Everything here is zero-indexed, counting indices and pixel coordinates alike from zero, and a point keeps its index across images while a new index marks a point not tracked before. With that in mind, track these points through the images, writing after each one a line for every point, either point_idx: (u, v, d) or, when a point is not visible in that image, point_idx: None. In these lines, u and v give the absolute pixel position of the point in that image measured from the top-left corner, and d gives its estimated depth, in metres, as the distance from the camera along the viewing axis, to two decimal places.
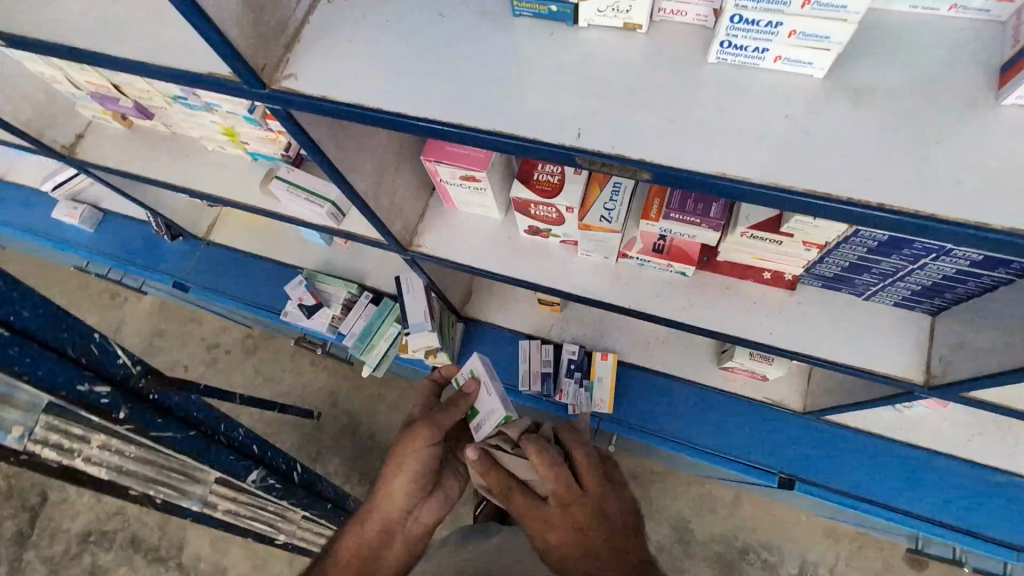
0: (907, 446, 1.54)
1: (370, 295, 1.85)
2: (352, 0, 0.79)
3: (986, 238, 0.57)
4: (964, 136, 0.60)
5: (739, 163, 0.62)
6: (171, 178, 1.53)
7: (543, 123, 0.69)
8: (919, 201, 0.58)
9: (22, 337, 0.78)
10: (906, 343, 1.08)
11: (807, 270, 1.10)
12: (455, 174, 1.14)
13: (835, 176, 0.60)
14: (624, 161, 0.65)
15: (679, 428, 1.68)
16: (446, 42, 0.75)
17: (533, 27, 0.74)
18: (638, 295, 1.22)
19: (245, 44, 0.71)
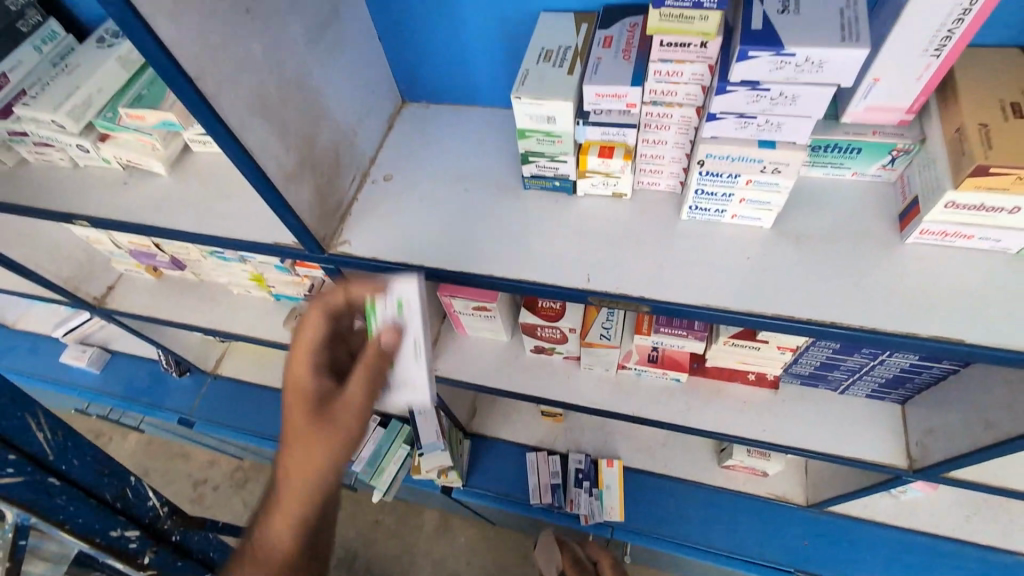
0: (911, 533, 1.59)
1: (378, 418, 1.92)
2: (392, 181, 0.99)
3: (920, 345, 0.72)
4: (886, 267, 0.78)
5: (718, 296, 0.79)
6: (197, 320, 1.65)
7: (557, 271, 0.85)
8: (862, 319, 0.74)
9: None
10: (884, 431, 1.20)
11: (786, 370, 1.23)
12: (468, 305, 1.30)
13: (795, 303, 0.77)
14: (627, 298, 0.81)
15: (691, 532, 1.70)
16: (470, 211, 0.94)
17: (541, 197, 0.93)
18: (639, 403, 1.33)
19: (313, 223, 0.88)
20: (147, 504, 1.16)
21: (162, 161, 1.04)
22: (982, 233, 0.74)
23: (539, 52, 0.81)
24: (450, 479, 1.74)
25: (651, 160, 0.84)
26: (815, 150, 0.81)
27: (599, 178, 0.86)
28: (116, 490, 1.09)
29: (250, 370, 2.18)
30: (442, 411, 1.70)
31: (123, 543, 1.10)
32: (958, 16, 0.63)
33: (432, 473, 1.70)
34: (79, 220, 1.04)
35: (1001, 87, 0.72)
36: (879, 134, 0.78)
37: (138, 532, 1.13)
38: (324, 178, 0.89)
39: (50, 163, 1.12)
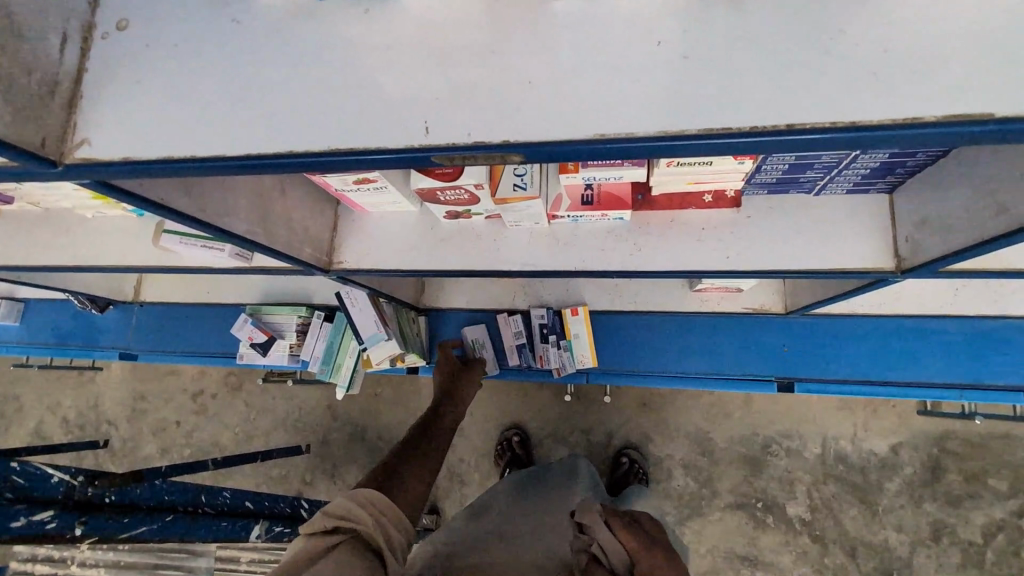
0: (894, 317, 1.50)
1: (322, 313, 1.75)
2: (128, 30, 0.65)
3: (917, 134, 0.47)
4: (864, 14, 0.50)
5: (617, 116, 0.52)
6: (60, 258, 1.38)
7: (384, 126, 0.57)
8: (830, 111, 0.48)
9: None
10: (869, 230, 1.00)
11: (749, 182, 0.99)
12: (346, 180, 1.01)
13: (730, 104, 0.50)
14: (488, 148, 0.55)
15: (669, 361, 1.62)
16: (249, 54, 0.62)
17: (347, 8, 0.61)
18: (582, 253, 1.11)
19: (5, 124, 0.57)
20: (54, 481, 1.06)
21: None
22: None
23: None
24: (410, 361, 1.63)
25: None
26: None
27: None
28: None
29: (173, 289, 1.97)
30: (380, 298, 1.51)
31: (38, 526, 1.00)
32: None
33: (387, 362, 1.58)
34: None
35: None
36: None
37: (52, 511, 1.02)
38: None
39: None
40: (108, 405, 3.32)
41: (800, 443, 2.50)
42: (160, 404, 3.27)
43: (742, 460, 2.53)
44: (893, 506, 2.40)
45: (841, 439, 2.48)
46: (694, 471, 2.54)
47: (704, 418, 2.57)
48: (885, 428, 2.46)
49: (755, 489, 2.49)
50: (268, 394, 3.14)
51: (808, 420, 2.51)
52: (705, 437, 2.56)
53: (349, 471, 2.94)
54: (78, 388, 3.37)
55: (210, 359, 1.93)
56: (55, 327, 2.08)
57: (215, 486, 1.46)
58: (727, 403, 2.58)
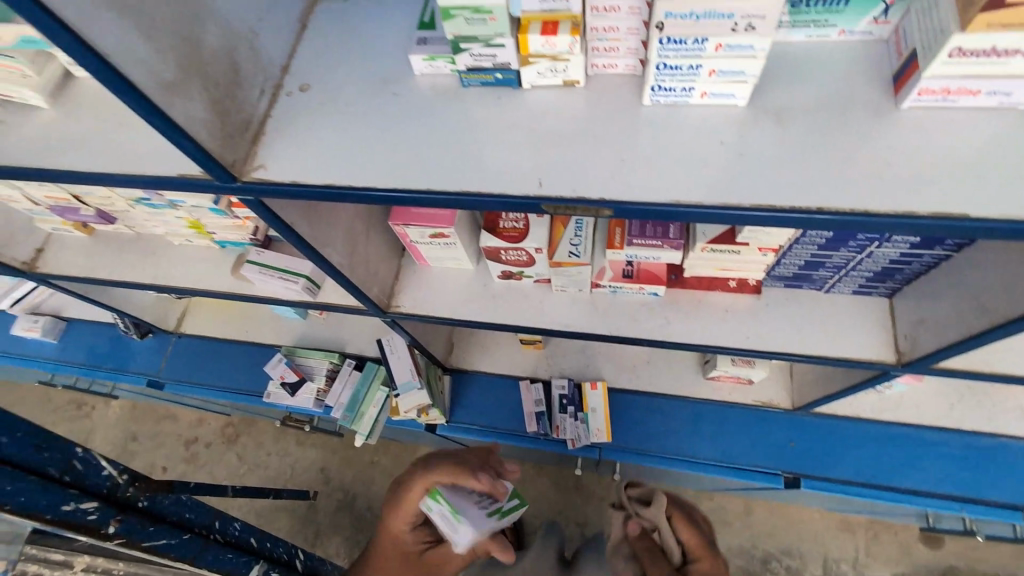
0: (894, 425, 1.60)
1: (353, 363, 1.85)
2: (309, 92, 0.85)
3: (915, 224, 0.63)
4: (878, 140, 0.67)
5: (688, 190, 0.69)
6: (138, 276, 1.52)
7: (504, 179, 0.74)
8: (849, 201, 0.65)
9: (10, 469, 0.95)
10: (872, 327, 1.14)
11: (769, 273, 1.16)
12: (424, 234, 1.18)
13: (775, 191, 0.67)
14: (583, 203, 0.71)
15: (680, 445, 1.69)
16: (401, 119, 0.80)
17: (483, 94, 0.80)
18: (617, 321, 1.26)
19: (215, 143, 0.74)
20: (103, 473, 1.11)
21: (39, 90, 0.89)
22: (992, 88, 0.63)
23: None
24: (432, 417, 1.70)
25: (603, 33, 0.70)
26: (795, 7, 0.70)
27: (545, 62, 0.73)
28: (60, 465, 1.03)
29: (213, 324, 2.08)
30: (415, 349, 1.61)
31: (80, 516, 1.04)
32: None
33: (412, 413, 1.65)
34: None
35: None
36: None
37: (95, 503, 1.07)
38: (220, 89, 0.75)
39: None
40: (98, 441, 3.27)
41: (800, 563, 2.44)
42: (151, 447, 3.21)
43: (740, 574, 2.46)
44: None
45: (843, 562, 2.43)
46: None
47: None
48: (887, 554, 2.42)
49: None
50: (264, 449, 3.10)
51: (810, 538, 2.48)
52: None
53: (332, 541, 2.81)
54: (73, 421, 3.34)
55: (234, 396, 1.99)
56: (91, 348, 2.17)
57: (229, 514, 1.48)
58: (728, 509, 2.57)
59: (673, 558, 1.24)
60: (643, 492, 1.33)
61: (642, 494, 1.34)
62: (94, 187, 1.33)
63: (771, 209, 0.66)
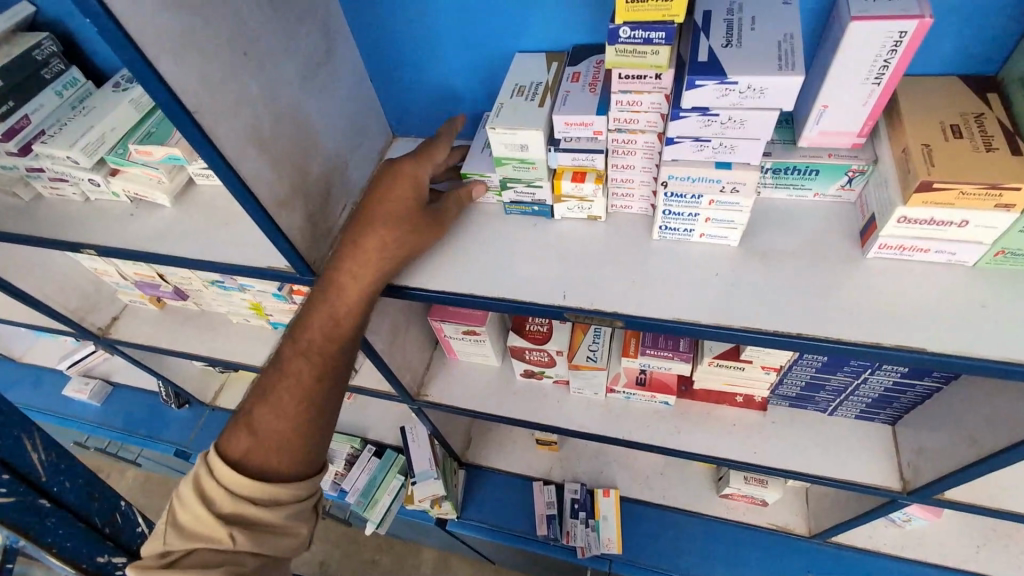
0: (920, 565, 1.54)
1: (373, 448, 1.89)
2: None
3: (883, 353, 0.74)
4: (849, 281, 0.81)
5: (689, 310, 0.82)
6: (195, 348, 1.69)
7: (534, 289, 0.89)
8: (824, 329, 0.77)
9: None
10: (877, 452, 1.19)
11: (773, 391, 1.25)
12: (458, 330, 1.32)
13: (760, 316, 0.79)
14: (598, 314, 0.84)
15: (693, 564, 1.65)
16: (452, 234, 0.98)
17: (520, 221, 0.98)
18: (629, 427, 1.33)
19: (304, 246, 0.93)
20: None
21: (168, 193, 1.12)
22: (938, 247, 0.77)
23: (512, 88, 0.88)
24: (444, 510, 1.73)
25: (620, 183, 0.89)
26: (777, 173, 0.87)
27: (573, 201, 0.91)
28: None
29: None
30: (435, 440, 1.69)
31: None
32: (891, 47, 0.69)
33: (425, 503, 1.68)
34: (88, 249, 1.14)
35: (943, 112, 0.77)
36: (834, 157, 0.83)
37: None
38: (315, 204, 0.95)
39: (62, 196, 1.23)
40: None
41: None
42: None
43: None
44: None
45: None
46: None
47: None
48: None
49: None
50: None
51: None
52: None
53: None
54: None
55: None
56: (129, 414, 2.30)
57: None
58: None
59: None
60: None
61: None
62: (178, 268, 1.54)
63: (758, 330, 0.78)
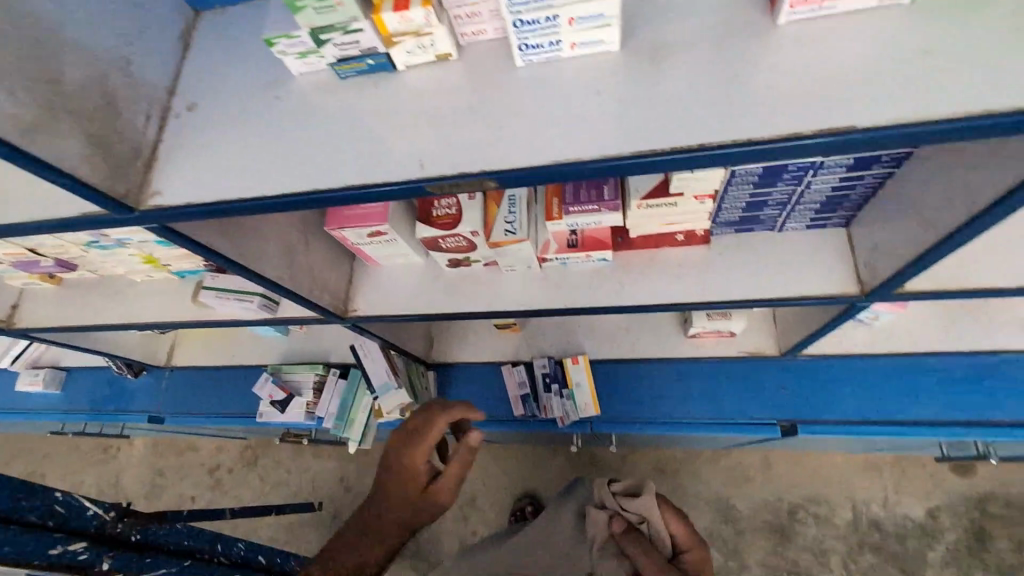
0: (889, 357, 1.54)
1: (338, 370, 1.85)
2: (197, 111, 0.84)
3: (797, 147, 0.61)
4: (751, 65, 0.65)
5: (569, 149, 0.67)
6: (107, 317, 1.54)
7: (388, 165, 0.73)
8: (726, 133, 0.63)
9: None
10: (832, 259, 1.09)
11: (715, 221, 1.12)
12: (361, 234, 1.16)
13: (651, 135, 0.65)
14: (465, 177, 0.69)
15: (671, 407, 1.66)
16: (286, 122, 0.80)
17: (360, 83, 0.79)
18: (572, 293, 1.23)
19: (99, 177, 0.73)
20: (89, 514, 1.12)
21: None
22: None
23: None
24: (419, 413, 1.71)
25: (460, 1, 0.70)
26: None
27: (409, 39, 0.72)
28: (43, 512, 1.03)
29: (202, 354, 2.10)
30: (392, 351, 1.60)
31: (71, 556, 1.03)
32: None
33: (397, 413, 1.65)
34: None
35: None
36: None
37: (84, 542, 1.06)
38: (97, 121, 0.74)
39: None
40: (128, 480, 3.37)
41: (827, 509, 2.52)
42: (177, 479, 3.30)
43: (768, 528, 2.54)
44: None
45: (872, 503, 2.49)
46: (718, 541, 2.55)
47: (724, 482, 2.63)
48: (915, 489, 2.48)
49: (786, 560, 2.48)
50: (283, 467, 3.16)
51: (832, 482, 2.55)
52: (726, 502, 2.60)
53: None
54: (102, 465, 3.45)
55: (230, 421, 2.02)
56: (92, 394, 2.22)
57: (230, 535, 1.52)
58: (745, 465, 2.65)
59: (666, 549, 1.39)
60: (634, 486, 1.48)
61: (627, 488, 1.48)
62: (43, 237, 1.34)
63: (649, 153, 0.64)
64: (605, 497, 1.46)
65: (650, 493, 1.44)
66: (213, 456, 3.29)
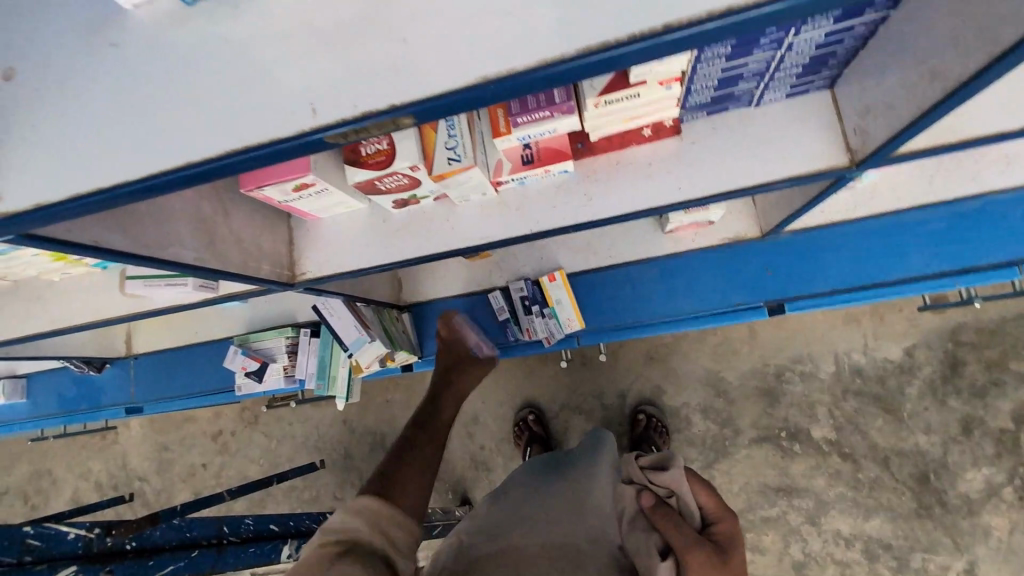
0: (874, 218, 1.47)
1: (309, 329, 1.73)
2: (14, 79, 0.64)
3: (767, 14, 0.50)
4: None
5: (494, 57, 0.54)
6: (34, 326, 1.37)
7: (273, 115, 0.58)
8: (682, 7, 0.50)
9: None
10: (817, 129, 0.97)
11: (684, 106, 0.98)
12: (285, 191, 0.99)
13: (590, 26, 0.52)
14: (373, 115, 0.56)
15: (655, 308, 1.60)
16: (137, 77, 0.62)
17: (215, 6, 0.61)
18: (537, 215, 1.10)
19: None
20: (70, 538, 1.05)
21: None
22: None
23: None
24: (401, 359, 1.64)
25: None
26: None
27: None
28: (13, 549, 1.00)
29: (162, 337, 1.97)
30: (358, 303, 1.49)
31: None
32: None
33: (378, 364, 1.58)
34: None
35: None
36: None
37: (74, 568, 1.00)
38: None
39: None
40: (134, 462, 3.37)
41: (812, 366, 2.62)
42: (182, 452, 3.31)
43: (758, 393, 2.65)
44: (917, 410, 2.52)
45: (853, 353, 2.59)
46: (713, 414, 2.67)
47: (714, 359, 2.69)
48: (894, 332, 2.56)
49: (777, 418, 2.62)
50: (283, 421, 3.16)
51: (816, 342, 2.62)
52: (718, 377, 2.69)
53: None
54: (102, 452, 3.42)
55: (212, 398, 1.94)
56: (59, 396, 2.10)
57: (236, 515, 1.51)
58: (733, 339, 2.70)
59: (694, 521, 1.07)
60: (659, 457, 1.12)
61: (655, 459, 1.12)
62: None
63: (587, 48, 0.52)
64: (630, 472, 1.10)
65: (677, 463, 1.10)
66: (211, 424, 3.27)
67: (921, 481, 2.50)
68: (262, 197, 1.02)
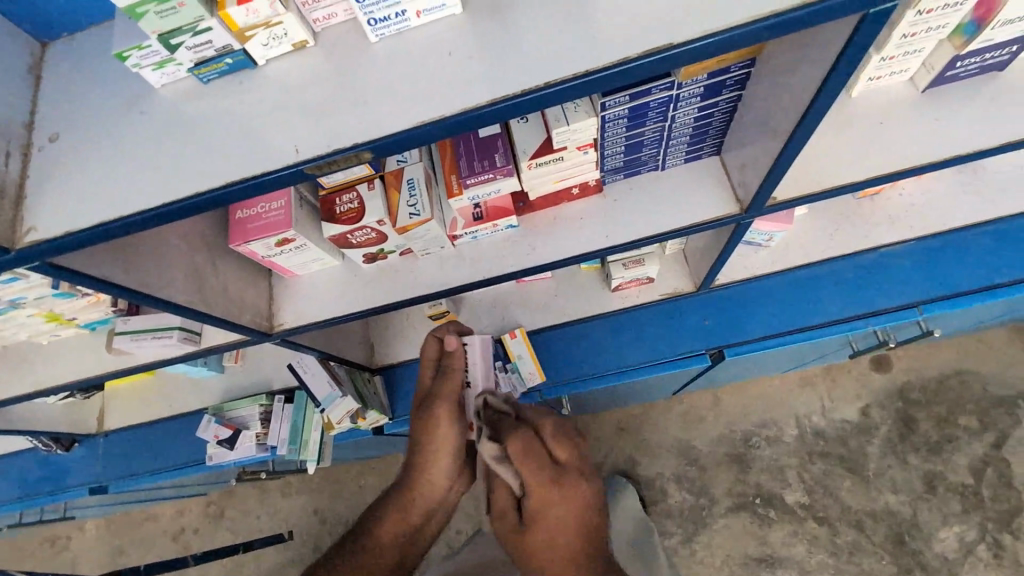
0: (792, 270, 1.67)
1: (283, 395, 1.80)
2: (60, 140, 0.82)
3: (618, 73, 0.71)
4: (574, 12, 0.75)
5: (430, 107, 0.74)
6: (14, 390, 1.43)
7: (263, 157, 0.76)
8: (561, 69, 0.72)
9: None
10: (712, 185, 1.19)
11: (603, 169, 1.20)
12: (268, 245, 1.15)
13: (497, 85, 0.73)
14: (341, 151, 0.74)
15: (609, 360, 1.74)
16: (158, 135, 0.81)
17: (225, 84, 0.82)
18: (489, 264, 1.27)
19: None
20: None
21: None
22: None
23: None
24: (371, 419, 1.71)
25: None
26: None
27: (261, 31, 0.77)
28: None
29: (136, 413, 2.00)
30: (330, 361, 1.60)
31: None
32: None
33: (348, 422, 1.64)
34: None
35: None
36: None
37: None
38: None
39: None
40: (85, 570, 3.14)
41: (776, 429, 2.70)
42: (139, 556, 3.10)
43: (729, 460, 2.69)
44: (882, 468, 2.58)
45: (812, 415, 2.70)
46: (687, 483, 2.69)
47: (682, 427, 2.77)
48: (846, 393, 2.70)
49: (750, 484, 2.65)
50: (251, 515, 3.03)
51: (776, 406, 2.73)
52: (688, 445, 2.74)
53: None
54: (51, 561, 3.19)
55: (181, 473, 1.94)
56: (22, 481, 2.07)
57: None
58: (698, 406, 2.79)
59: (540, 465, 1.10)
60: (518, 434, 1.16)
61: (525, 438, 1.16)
62: None
63: (496, 99, 0.72)
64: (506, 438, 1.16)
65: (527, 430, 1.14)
66: (174, 522, 3.12)
67: (898, 543, 2.49)
68: (246, 253, 1.18)
